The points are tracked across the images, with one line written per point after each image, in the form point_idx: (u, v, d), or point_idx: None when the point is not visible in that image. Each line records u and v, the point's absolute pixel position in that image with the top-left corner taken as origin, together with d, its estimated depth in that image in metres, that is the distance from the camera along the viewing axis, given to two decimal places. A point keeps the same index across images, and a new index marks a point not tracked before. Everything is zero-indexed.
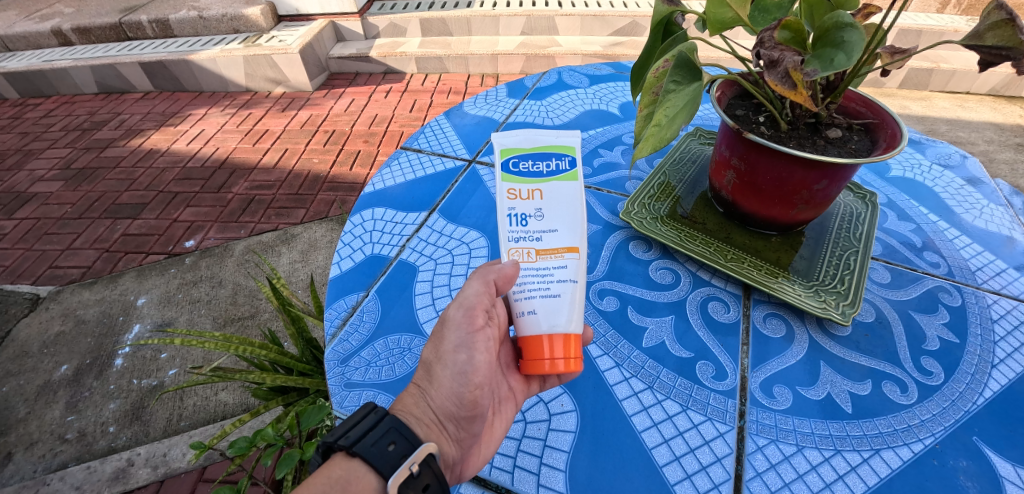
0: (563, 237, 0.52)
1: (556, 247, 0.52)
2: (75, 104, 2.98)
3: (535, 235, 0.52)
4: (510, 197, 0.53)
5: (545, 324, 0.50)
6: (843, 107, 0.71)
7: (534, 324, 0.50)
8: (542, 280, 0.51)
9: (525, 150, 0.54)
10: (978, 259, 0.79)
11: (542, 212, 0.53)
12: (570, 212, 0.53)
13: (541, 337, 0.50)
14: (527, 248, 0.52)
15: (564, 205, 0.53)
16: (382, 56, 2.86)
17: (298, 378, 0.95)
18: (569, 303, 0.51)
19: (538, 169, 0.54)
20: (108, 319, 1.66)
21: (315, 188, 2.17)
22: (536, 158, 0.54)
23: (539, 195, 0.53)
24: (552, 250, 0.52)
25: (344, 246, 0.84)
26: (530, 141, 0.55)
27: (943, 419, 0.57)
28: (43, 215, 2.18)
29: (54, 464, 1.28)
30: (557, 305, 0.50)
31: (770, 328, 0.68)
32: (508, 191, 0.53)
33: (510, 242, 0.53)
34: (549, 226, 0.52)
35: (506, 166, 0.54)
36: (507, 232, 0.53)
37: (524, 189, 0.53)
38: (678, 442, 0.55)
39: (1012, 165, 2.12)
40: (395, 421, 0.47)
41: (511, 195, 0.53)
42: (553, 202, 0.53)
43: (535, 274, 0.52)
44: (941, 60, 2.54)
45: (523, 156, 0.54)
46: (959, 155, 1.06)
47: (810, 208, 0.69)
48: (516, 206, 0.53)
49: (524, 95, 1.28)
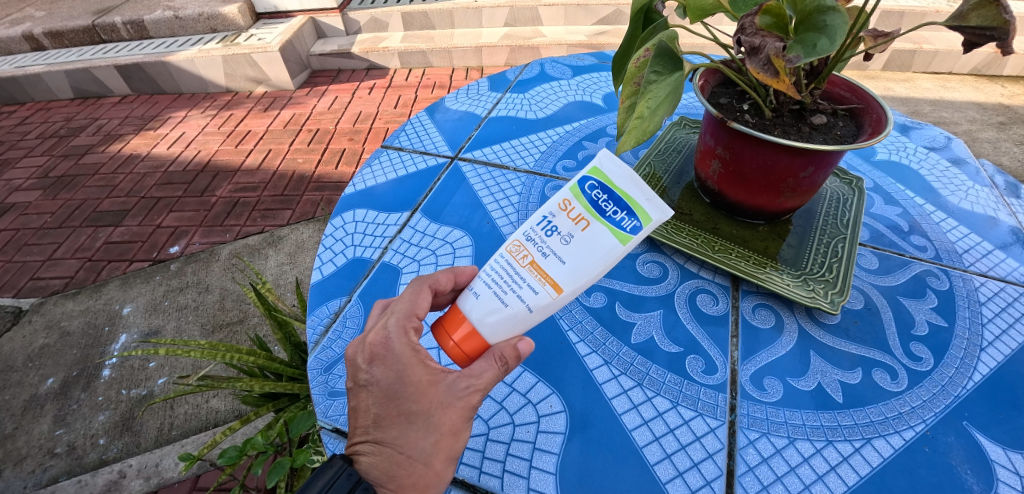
0: (561, 273, 0.44)
1: (547, 274, 0.44)
2: (50, 110, 2.89)
3: (545, 250, 0.45)
4: (559, 206, 0.45)
5: (475, 310, 0.46)
6: (827, 92, 0.70)
7: (468, 303, 0.46)
8: (510, 285, 0.45)
9: (612, 186, 0.43)
10: (966, 241, 0.79)
11: (570, 245, 0.44)
12: (589, 261, 0.43)
13: (461, 314, 0.46)
14: (529, 252, 0.45)
15: (590, 252, 0.43)
16: (364, 51, 2.81)
17: (287, 384, 0.93)
18: (509, 319, 0.45)
19: (603, 212, 0.43)
20: (93, 330, 1.62)
21: (300, 189, 2.14)
22: (612, 198, 0.43)
23: (581, 227, 0.44)
24: (542, 272, 0.44)
25: (325, 250, 0.82)
26: (626, 184, 0.42)
27: (934, 405, 0.56)
28: (23, 225, 2.12)
29: (44, 479, 1.24)
30: (496, 306, 0.45)
31: (760, 319, 0.67)
32: (562, 200, 0.45)
33: (522, 235, 0.46)
34: (566, 258, 0.44)
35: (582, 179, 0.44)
36: (529, 225, 0.46)
37: (577, 212, 0.44)
38: (669, 439, 0.54)
39: (996, 143, 2.15)
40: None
41: (561, 205, 0.45)
42: (584, 243, 0.43)
43: (509, 272, 0.46)
44: (923, 42, 2.55)
45: (607, 191, 0.43)
46: (943, 137, 1.06)
47: (796, 197, 0.68)
48: (556, 216, 0.45)
49: (506, 88, 1.26)
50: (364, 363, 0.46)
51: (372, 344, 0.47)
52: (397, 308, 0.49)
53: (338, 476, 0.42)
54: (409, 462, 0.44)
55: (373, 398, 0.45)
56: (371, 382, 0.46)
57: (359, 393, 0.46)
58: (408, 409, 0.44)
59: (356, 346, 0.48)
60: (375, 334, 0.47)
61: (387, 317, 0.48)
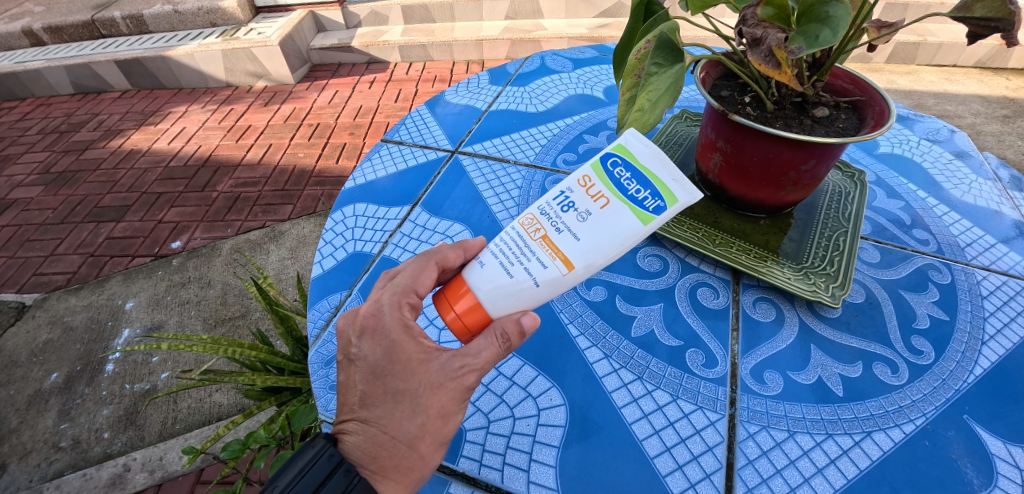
0: (574, 250, 0.44)
1: (558, 249, 0.44)
2: (51, 105, 2.88)
3: (560, 226, 0.45)
4: (578, 182, 0.45)
5: (480, 280, 0.45)
6: (829, 84, 0.70)
7: (472, 274, 0.46)
8: (520, 257, 0.45)
9: (638, 165, 0.43)
10: (967, 235, 0.79)
11: (587, 221, 0.44)
12: (606, 241, 0.43)
13: (465, 286, 0.46)
14: (541, 226, 0.45)
15: (607, 230, 0.43)
16: (364, 45, 2.80)
17: (289, 379, 0.93)
18: (514, 290, 0.44)
19: (624, 190, 0.43)
20: (97, 325, 1.63)
21: (301, 184, 2.13)
22: (636, 177, 0.43)
23: (601, 204, 0.44)
24: (554, 247, 0.44)
25: (325, 244, 0.82)
26: (652, 163, 0.42)
27: (934, 399, 0.56)
28: (25, 221, 2.13)
29: (50, 473, 1.26)
30: (502, 278, 0.45)
31: (760, 313, 0.67)
32: (582, 177, 0.45)
33: (535, 208, 0.46)
34: (582, 234, 0.44)
35: (605, 157, 0.44)
36: (543, 198, 0.46)
37: (597, 190, 0.44)
38: (669, 432, 0.54)
39: (999, 137, 2.13)
40: (367, 486, 0.43)
41: (581, 182, 0.45)
42: (603, 220, 0.43)
43: (518, 245, 0.46)
44: (928, 34, 2.52)
45: (632, 170, 0.43)
46: (947, 130, 1.05)
47: (798, 190, 0.67)
48: (574, 192, 0.45)
49: (507, 81, 1.25)
50: (354, 338, 0.47)
51: (362, 318, 0.47)
52: (396, 282, 0.49)
53: (319, 457, 0.43)
54: (393, 444, 0.44)
55: (360, 374, 0.46)
56: (358, 356, 0.47)
57: (349, 368, 0.47)
58: (395, 387, 0.45)
59: (347, 320, 0.49)
60: (367, 306, 0.48)
61: (382, 291, 0.49)
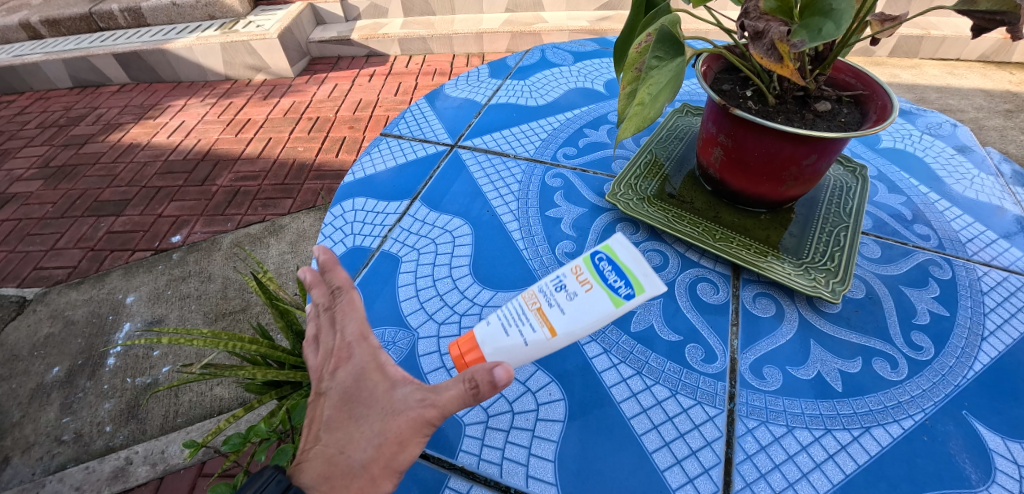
0: (557, 322, 0.43)
1: (544, 319, 0.44)
2: (50, 99, 2.87)
3: (550, 299, 0.44)
4: (573, 266, 0.45)
5: (482, 339, 0.46)
6: (832, 78, 0.69)
7: (478, 332, 0.47)
8: (515, 323, 0.45)
9: (621, 262, 0.42)
10: (969, 231, 0.78)
11: (574, 300, 0.43)
12: (584, 319, 0.42)
13: (470, 341, 0.47)
14: (534, 297, 0.45)
15: (586, 310, 0.42)
16: (364, 38, 2.78)
17: (290, 373, 0.93)
18: (502, 351, 0.44)
19: (607, 281, 0.42)
20: (98, 319, 1.63)
21: (301, 178, 2.13)
22: (617, 270, 0.42)
23: (586, 288, 0.43)
24: (541, 316, 0.44)
25: (324, 239, 0.82)
26: (635, 261, 0.42)
27: (933, 394, 0.56)
28: (25, 215, 2.13)
29: (53, 466, 1.27)
30: (495, 339, 0.45)
31: (760, 308, 0.67)
32: (576, 262, 0.46)
33: (533, 283, 0.47)
34: (568, 309, 0.43)
35: (599, 248, 0.45)
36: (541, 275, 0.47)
37: (585, 275, 0.44)
38: (668, 427, 0.54)
39: (1002, 131, 2.12)
40: None
41: (574, 265, 0.45)
42: (584, 301, 0.43)
43: (511, 312, 0.46)
44: (931, 27, 2.50)
45: (614, 264, 0.42)
46: (950, 124, 1.05)
47: (799, 185, 0.67)
48: (567, 274, 0.45)
49: (507, 74, 1.24)
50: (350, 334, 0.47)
51: None
52: None
53: (266, 484, 0.41)
54: (348, 465, 0.43)
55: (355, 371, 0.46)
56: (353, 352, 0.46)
57: (345, 365, 0.47)
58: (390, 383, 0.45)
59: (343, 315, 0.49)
60: None
61: None
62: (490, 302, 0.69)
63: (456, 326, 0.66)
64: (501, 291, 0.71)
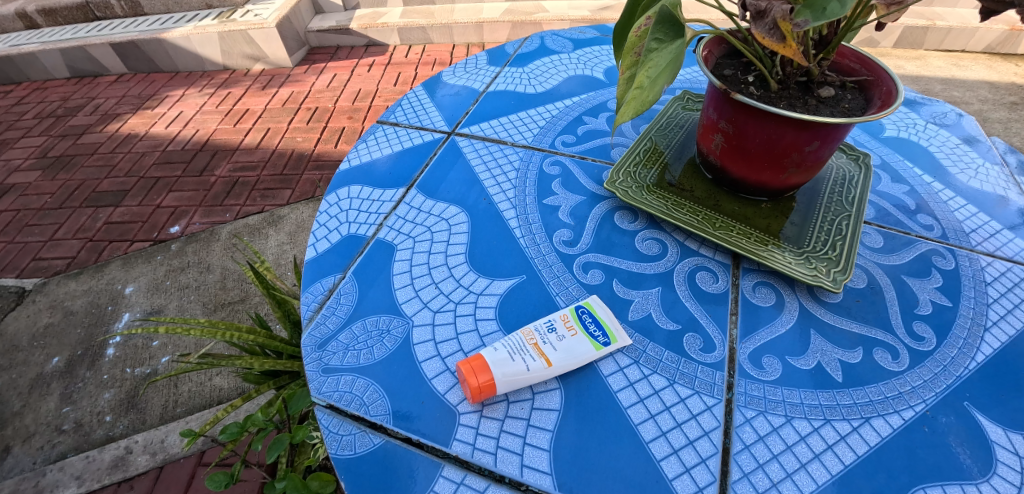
0: (553, 357, 0.58)
1: (544, 355, 0.58)
2: (47, 89, 2.84)
3: (547, 342, 0.59)
4: (560, 317, 0.62)
5: (491, 361, 0.56)
6: (835, 63, 0.68)
7: (485, 353, 0.57)
8: (519, 352, 0.57)
9: (599, 319, 0.62)
10: (973, 221, 0.77)
11: (562, 341, 0.59)
12: (575, 357, 0.58)
13: (483, 363, 0.55)
14: (534, 339, 0.59)
15: (574, 351, 0.59)
16: (363, 27, 2.75)
17: (287, 362, 0.92)
18: (511, 373, 0.55)
19: (589, 331, 0.61)
20: (97, 309, 1.63)
21: (300, 168, 2.11)
22: (598, 326, 0.62)
23: (572, 333, 0.60)
24: (542, 353, 0.58)
25: (319, 227, 0.80)
26: (609, 320, 0.62)
27: (935, 385, 0.56)
28: (23, 206, 2.11)
29: (53, 455, 1.27)
30: (506, 365, 0.56)
31: (760, 297, 0.66)
32: (564, 315, 0.62)
33: (530, 326, 0.61)
34: (560, 348, 0.59)
35: (580, 306, 0.64)
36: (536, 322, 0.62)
37: (571, 324, 0.61)
38: (665, 417, 0.54)
39: (1007, 123, 2.10)
40: None
41: (563, 319, 0.62)
42: (573, 343, 0.59)
43: (517, 347, 0.58)
44: (937, 17, 2.47)
45: (595, 320, 0.62)
46: (955, 114, 1.03)
47: (801, 173, 0.66)
48: (557, 322, 0.61)
49: (505, 62, 1.22)
50: None
51: None
52: None
53: None
54: None
55: None
56: None
57: None
58: None
59: None
60: None
61: None
62: (486, 290, 0.69)
63: (451, 315, 0.65)
64: (497, 280, 0.70)
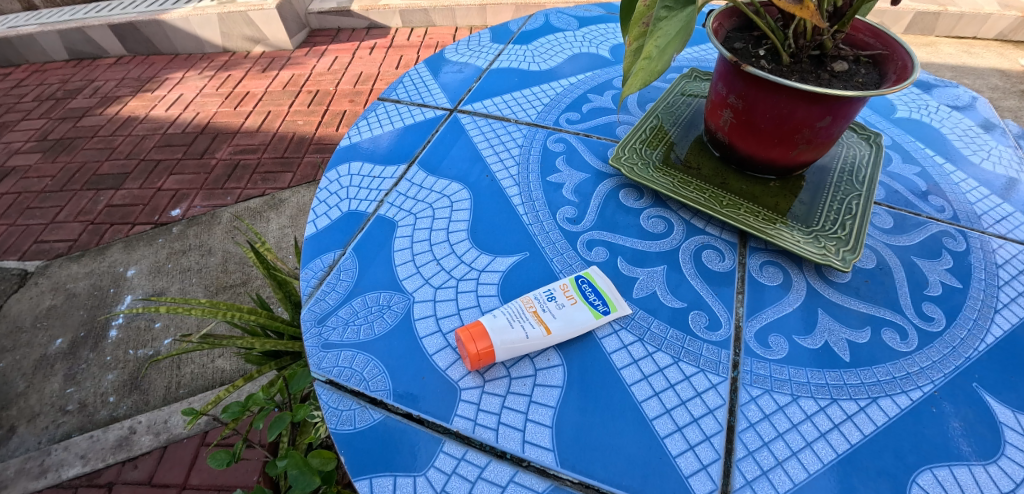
0: (553, 324, 0.58)
1: (544, 322, 0.57)
2: (45, 72, 2.81)
3: (547, 310, 0.59)
4: (560, 287, 0.62)
5: (491, 327, 0.56)
6: (849, 38, 0.66)
7: (485, 320, 0.57)
8: (518, 318, 0.57)
9: (599, 288, 0.62)
10: (985, 203, 0.75)
11: (562, 309, 0.59)
12: (574, 324, 0.58)
13: (482, 330, 0.55)
14: (533, 307, 0.59)
15: (574, 319, 0.58)
16: (364, 9, 2.71)
17: (289, 342, 0.91)
18: (510, 341, 0.55)
19: (588, 300, 0.61)
20: (99, 292, 1.63)
21: (301, 151, 2.10)
22: (598, 296, 0.61)
23: (572, 302, 0.60)
24: (542, 320, 0.57)
25: (319, 204, 0.79)
26: (609, 289, 0.62)
27: (943, 366, 0.55)
28: (24, 189, 2.10)
29: (58, 435, 1.28)
30: (505, 332, 0.56)
31: (767, 277, 0.65)
32: (563, 284, 0.62)
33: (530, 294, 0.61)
34: (560, 315, 0.59)
35: (579, 276, 0.63)
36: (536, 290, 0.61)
37: (571, 293, 0.61)
38: (670, 394, 0.53)
39: (1017, 112, 2.06)
40: None
41: (562, 287, 0.62)
42: (573, 311, 0.59)
43: (516, 314, 0.58)
44: (949, 3, 2.42)
45: (594, 290, 0.62)
46: (969, 95, 1.00)
47: (811, 149, 0.64)
48: (556, 291, 0.61)
49: (509, 39, 1.20)
50: None
51: None
52: None
53: None
54: None
55: None
56: None
57: None
58: None
59: None
60: None
61: None
62: (488, 267, 0.68)
63: (453, 291, 0.65)
64: (499, 256, 0.69)
